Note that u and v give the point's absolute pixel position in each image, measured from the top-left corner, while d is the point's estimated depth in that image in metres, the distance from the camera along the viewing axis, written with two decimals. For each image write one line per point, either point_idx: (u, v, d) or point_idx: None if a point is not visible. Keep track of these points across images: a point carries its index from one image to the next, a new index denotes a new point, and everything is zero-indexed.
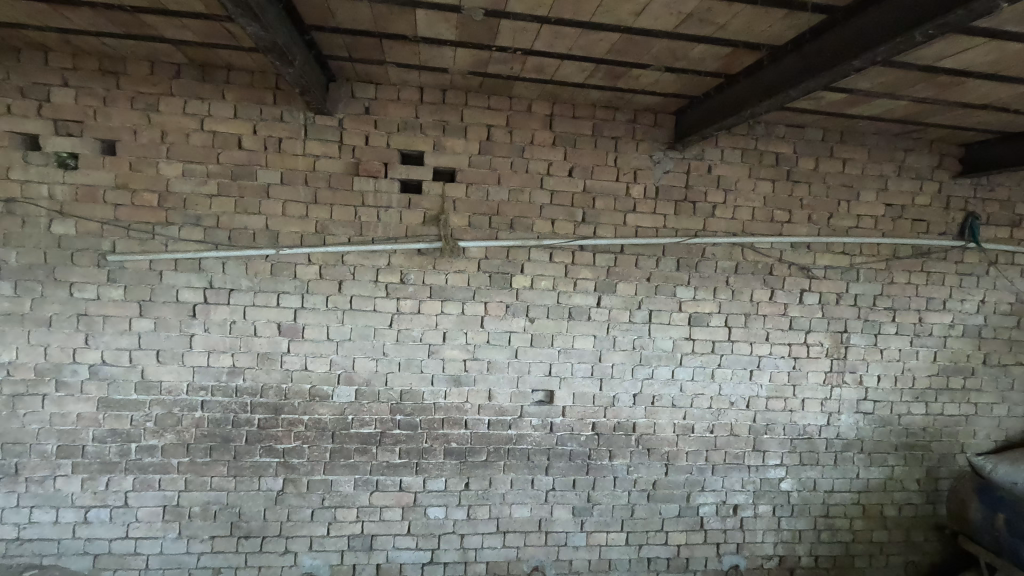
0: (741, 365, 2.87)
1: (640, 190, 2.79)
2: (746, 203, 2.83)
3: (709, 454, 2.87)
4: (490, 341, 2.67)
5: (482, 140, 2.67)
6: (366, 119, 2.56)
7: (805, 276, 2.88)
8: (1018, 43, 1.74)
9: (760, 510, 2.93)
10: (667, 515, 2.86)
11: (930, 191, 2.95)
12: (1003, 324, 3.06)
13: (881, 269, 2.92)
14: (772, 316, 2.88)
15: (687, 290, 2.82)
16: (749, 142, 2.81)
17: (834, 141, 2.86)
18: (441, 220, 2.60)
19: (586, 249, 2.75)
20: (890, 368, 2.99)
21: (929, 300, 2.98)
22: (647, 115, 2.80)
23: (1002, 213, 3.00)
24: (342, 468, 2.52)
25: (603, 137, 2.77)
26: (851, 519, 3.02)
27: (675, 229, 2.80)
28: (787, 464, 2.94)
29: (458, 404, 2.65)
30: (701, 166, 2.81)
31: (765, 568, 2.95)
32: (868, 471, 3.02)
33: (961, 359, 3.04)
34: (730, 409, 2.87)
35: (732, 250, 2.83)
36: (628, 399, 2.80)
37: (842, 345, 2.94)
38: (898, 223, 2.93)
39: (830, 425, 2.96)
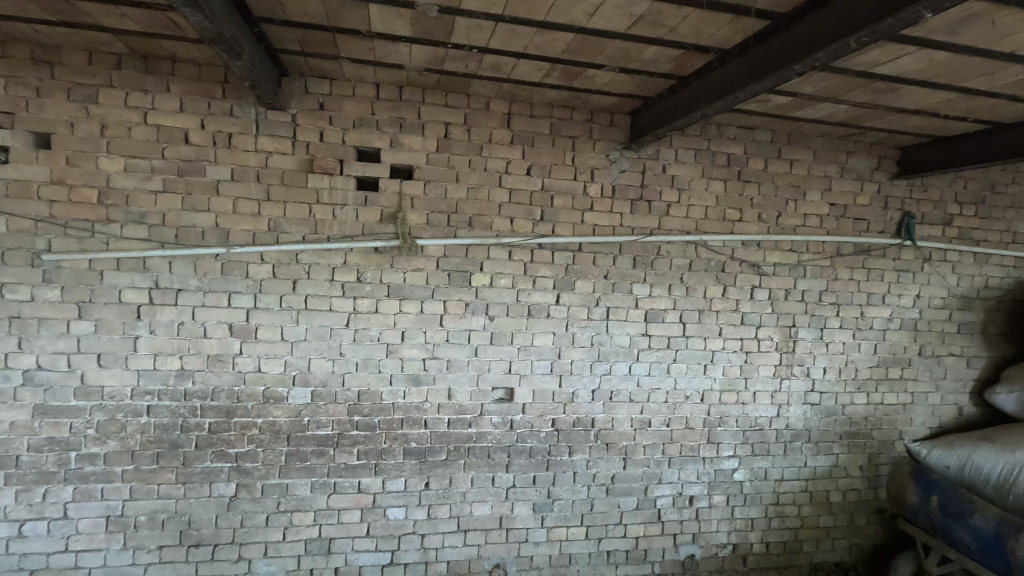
0: (695, 360, 2.92)
1: (598, 189, 2.76)
2: (699, 202, 2.87)
3: (666, 447, 2.92)
4: (450, 340, 2.64)
5: (439, 138, 2.60)
6: (321, 115, 2.49)
7: (755, 273, 2.94)
8: (943, 51, 1.81)
9: (714, 501, 3.00)
10: (625, 508, 2.90)
11: (870, 191, 3.07)
12: (937, 318, 3.19)
13: (826, 266, 3.02)
14: (724, 312, 2.93)
15: (643, 287, 2.83)
16: (702, 142, 2.86)
17: (782, 143, 2.95)
18: (398, 218, 2.55)
19: (545, 247, 2.71)
20: (834, 360, 3.08)
21: (870, 295, 3.09)
22: (604, 114, 2.76)
23: (935, 213, 3.15)
24: (298, 471, 2.53)
25: (561, 136, 2.72)
26: (800, 506, 3.11)
27: (632, 227, 2.80)
28: (739, 455, 3.01)
29: (417, 403, 2.63)
30: (655, 166, 2.82)
31: (719, 556, 3.03)
32: (815, 459, 3.10)
33: (899, 351, 3.16)
34: (685, 402, 2.92)
35: (686, 248, 2.86)
36: (587, 396, 2.81)
37: (791, 339, 3.02)
38: (841, 222, 3.04)
39: (779, 416, 3.04)
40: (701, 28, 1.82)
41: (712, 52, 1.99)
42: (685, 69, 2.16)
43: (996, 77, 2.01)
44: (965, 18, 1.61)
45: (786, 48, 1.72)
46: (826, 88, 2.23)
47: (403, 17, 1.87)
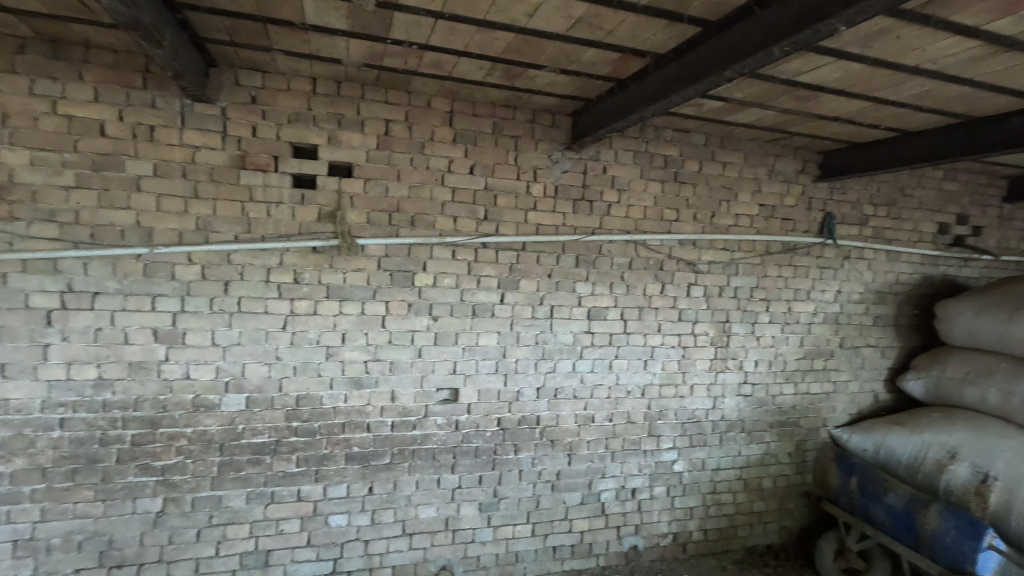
0: (636, 356, 3.00)
1: (541, 189, 2.79)
2: (638, 202, 2.95)
3: (609, 442, 2.98)
4: (392, 341, 2.60)
5: (380, 136, 2.54)
6: (253, 109, 2.38)
7: (691, 271, 3.06)
8: (857, 62, 1.94)
9: (656, 492, 3.10)
10: (570, 503, 2.94)
11: (796, 193, 3.25)
12: (855, 311, 3.42)
13: (757, 264, 3.18)
14: (663, 309, 3.03)
15: (586, 285, 2.88)
16: (640, 144, 2.94)
17: (715, 146, 3.07)
18: (337, 217, 2.47)
19: (489, 246, 2.71)
20: (765, 353, 3.24)
21: (796, 291, 3.27)
22: (546, 115, 2.79)
23: (852, 213, 3.37)
24: (232, 481, 2.42)
25: (503, 136, 2.72)
26: (735, 493, 3.25)
27: (574, 227, 2.84)
28: (678, 447, 3.12)
29: (360, 407, 2.57)
30: (596, 167, 2.87)
31: (660, 546, 3.13)
32: (748, 448, 3.26)
33: (823, 343, 3.36)
34: (627, 397, 3.00)
35: (626, 247, 2.93)
36: (532, 394, 2.83)
37: (724, 333, 3.15)
38: (770, 222, 3.20)
39: (715, 408, 3.17)
40: (637, 32, 1.86)
41: (649, 56, 2.05)
42: (623, 72, 2.21)
43: (903, 88, 2.17)
44: (876, 33, 1.73)
45: (717, 55, 1.79)
46: (754, 94, 2.34)
47: (338, 10, 1.82)
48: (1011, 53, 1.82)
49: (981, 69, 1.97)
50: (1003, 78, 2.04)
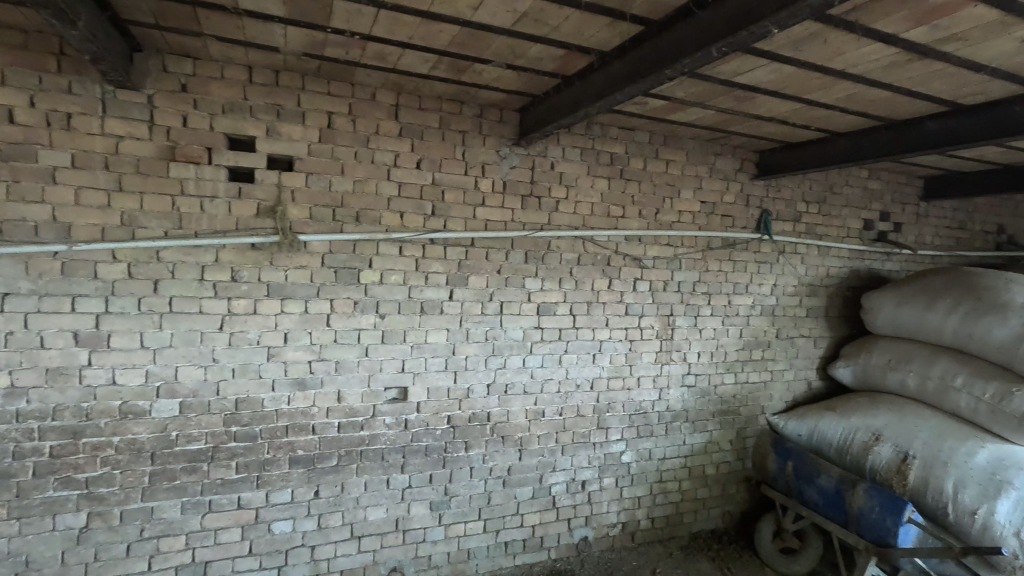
0: (585, 350, 3.04)
1: (489, 184, 2.78)
2: (586, 198, 2.98)
3: (559, 435, 3.01)
4: (337, 340, 2.52)
5: (322, 128, 2.46)
6: (183, 97, 2.25)
7: (637, 266, 3.13)
8: (789, 65, 2.03)
9: (605, 483, 3.16)
10: (521, 498, 2.96)
11: (734, 190, 3.38)
12: (790, 304, 3.59)
13: (699, 259, 3.29)
14: (610, 303, 3.08)
15: (535, 281, 2.89)
16: (587, 141, 2.97)
17: (659, 144, 3.15)
18: (276, 212, 2.38)
19: (437, 242, 2.68)
20: (707, 345, 3.36)
21: (736, 285, 3.41)
22: (494, 110, 2.77)
23: (786, 210, 3.53)
24: (165, 491, 2.29)
25: (451, 130, 2.69)
26: (680, 481, 3.36)
27: (522, 223, 2.85)
28: (626, 438, 3.19)
29: (304, 409, 2.48)
30: (544, 162, 2.89)
31: (610, 536, 3.20)
32: (692, 436, 3.37)
33: (761, 334, 3.52)
34: (576, 391, 3.04)
35: (574, 242, 2.96)
36: (482, 390, 2.82)
37: (669, 326, 3.24)
38: (711, 219, 3.31)
39: (661, 399, 3.26)
40: (582, 29, 1.88)
41: (593, 53, 2.07)
42: (568, 68, 2.22)
43: (831, 91, 2.29)
44: (806, 37, 1.81)
45: (659, 53, 1.83)
46: (695, 93, 2.41)
47: None
48: (926, 60, 1.95)
49: (900, 75, 2.10)
50: (919, 83, 2.18)
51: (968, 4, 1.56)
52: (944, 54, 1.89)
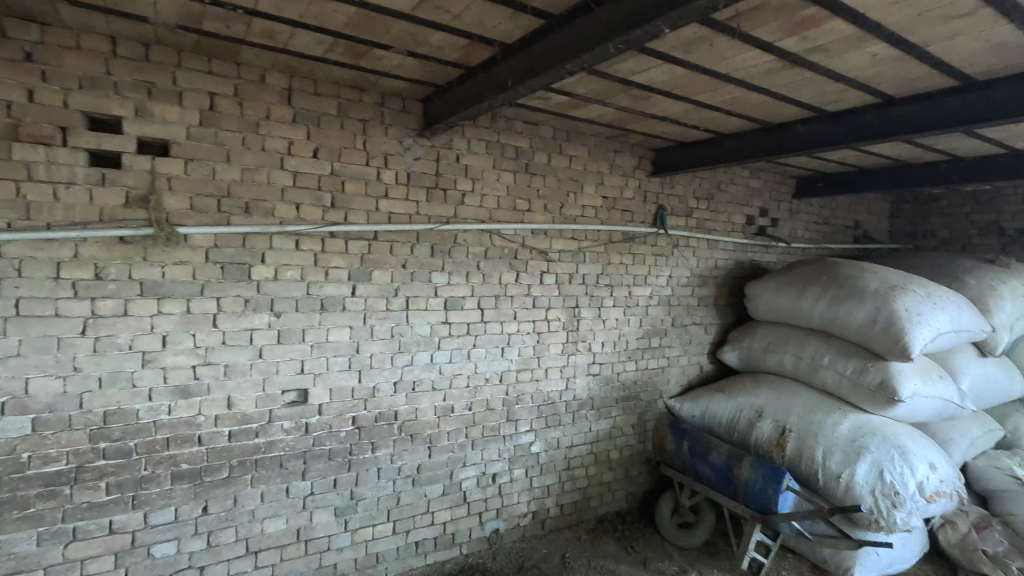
0: (494, 344, 3.04)
1: (392, 176, 2.68)
2: (492, 191, 2.97)
3: (469, 430, 3.00)
4: (226, 342, 2.32)
5: (203, 111, 2.24)
6: (29, 68, 1.96)
7: (543, 260, 3.17)
8: (680, 66, 2.14)
9: (515, 475, 3.19)
10: (431, 496, 2.91)
11: (633, 186, 3.53)
12: (684, 294, 3.83)
13: (601, 252, 3.40)
14: (518, 296, 3.11)
15: (442, 275, 2.84)
16: (492, 134, 2.96)
17: (562, 140, 3.21)
18: (150, 202, 2.14)
19: (337, 235, 2.54)
20: (610, 335, 3.49)
21: (636, 277, 3.57)
22: (396, 99, 2.68)
23: (680, 206, 3.75)
24: (17, 522, 1.99)
25: (350, 118, 2.57)
26: (587, 467, 3.47)
27: (428, 216, 2.78)
28: (535, 429, 3.24)
29: (188, 418, 2.26)
30: (449, 155, 2.84)
31: (521, 526, 3.24)
32: (598, 423, 3.49)
33: (658, 323, 3.72)
34: (486, 385, 3.04)
35: (481, 236, 2.94)
36: (389, 389, 2.73)
37: (574, 318, 3.33)
38: (612, 213, 3.44)
39: (568, 388, 3.34)
40: (484, 18, 1.85)
41: (496, 44, 2.05)
42: (471, 59, 2.19)
43: (718, 93, 2.45)
44: (695, 39, 1.91)
45: (560, 48, 1.84)
46: (594, 90, 2.47)
47: None
48: (798, 68, 2.13)
49: (776, 81, 2.29)
50: (792, 90, 2.39)
51: (830, 19, 1.73)
52: (812, 63, 2.08)
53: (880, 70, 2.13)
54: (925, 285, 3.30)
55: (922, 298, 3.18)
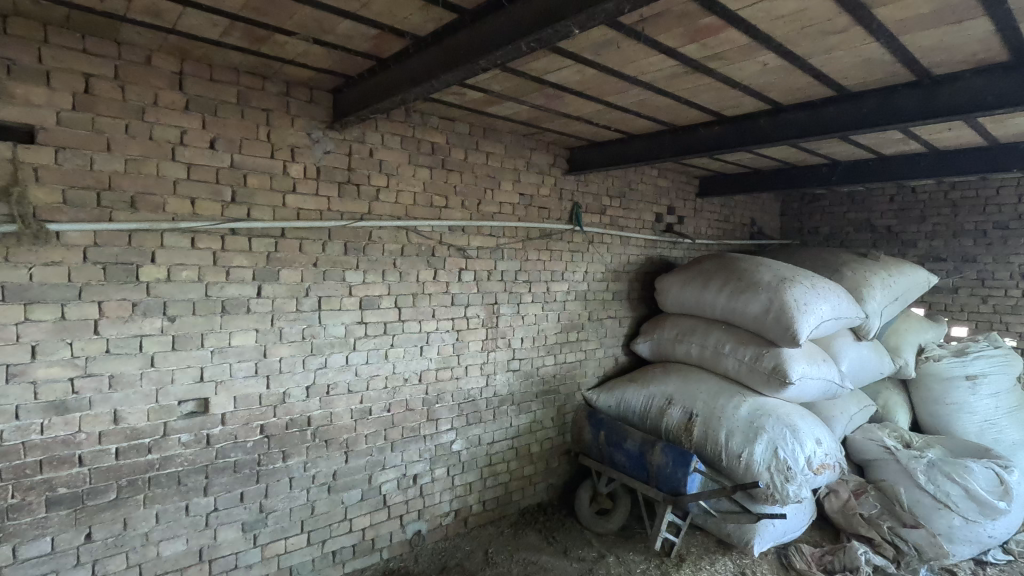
0: (412, 343, 2.99)
1: (300, 170, 2.55)
2: (408, 187, 2.91)
3: (387, 432, 2.92)
4: (111, 351, 2.11)
5: (76, 94, 2.01)
6: None
7: (461, 257, 3.15)
8: (591, 67, 2.19)
9: (436, 474, 3.15)
10: (349, 503, 2.81)
11: (549, 183, 3.59)
12: (599, 288, 3.95)
13: (519, 248, 3.43)
14: (436, 294, 3.06)
15: (356, 274, 2.74)
16: (407, 129, 2.89)
17: (478, 137, 3.20)
18: (11, 195, 1.89)
19: (239, 232, 2.38)
20: (529, 330, 3.54)
21: (553, 273, 3.64)
22: (302, 89, 2.55)
23: (594, 203, 3.87)
24: None
25: (251, 107, 2.40)
26: (508, 462, 3.50)
27: (340, 212, 2.67)
28: (456, 427, 3.22)
29: (66, 437, 2.03)
30: (362, 149, 2.74)
31: (443, 525, 3.21)
32: (518, 418, 3.53)
33: (575, 318, 3.81)
34: (405, 385, 2.97)
35: (397, 233, 2.87)
36: (301, 393, 2.59)
37: (494, 315, 3.34)
38: (529, 210, 3.48)
39: (488, 385, 3.35)
40: (393, 9, 1.80)
41: (408, 36, 2.00)
42: (382, 50, 2.12)
43: (627, 95, 2.54)
44: (604, 41, 1.96)
45: (473, 44, 1.83)
46: (509, 88, 2.48)
47: None
48: (698, 74, 2.25)
49: (680, 85, 2.41)
50: (694, 94, 2.52)
51: (725, 28, 1.84)
52: (711, 69, 2.21)
53: (771, 78, 2.30)
54: (810, 278, 3.62)
55: (808, 289, 3.48)
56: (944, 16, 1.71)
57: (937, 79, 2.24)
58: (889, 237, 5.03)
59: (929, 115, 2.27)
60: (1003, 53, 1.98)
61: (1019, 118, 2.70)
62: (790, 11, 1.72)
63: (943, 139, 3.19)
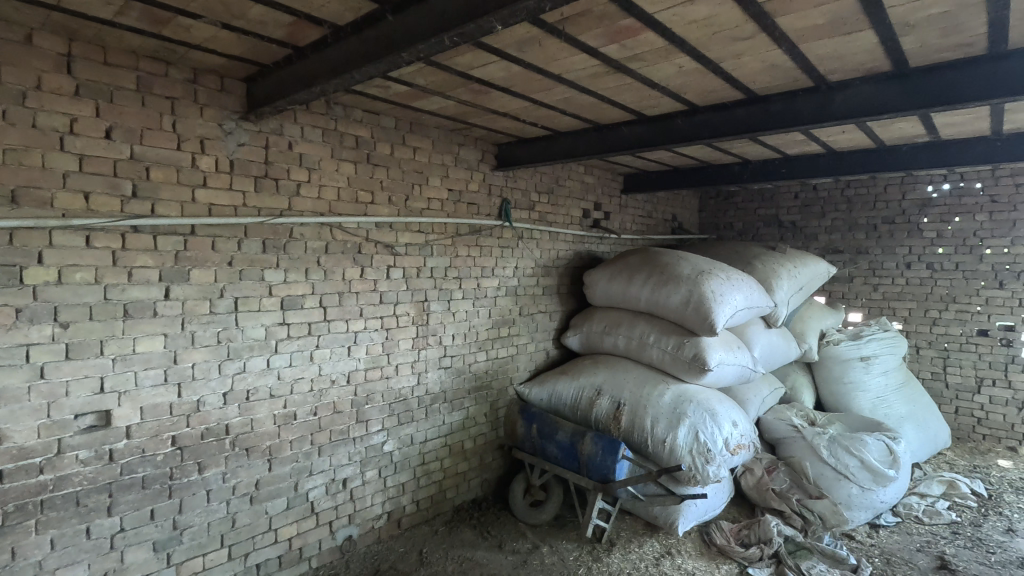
0: (339, 343, 2.89)
1: (211, 163, 2.39)
2: (331, 182, 2.81)
3: (314, 437, 2.82)
4: None
5: None
6: None
7: (389, 253, 3.07)
8: (516, 63, 2.20)
9: (367, 477, 3.08)
10: (274, 512, 2.69)
11: (478, 179, 3.58)
12: (529, 284, 4.00)
13: (449, 245, 3.40)
14: (363, 292, 2.98)
15: (277, 273, 2.61)
16: (328, 121, 2.79)
17: (405, 131, 3.14)
18: None
19: (143, 230, 2.20)
20: (460, 327, 3.52)
21: (484, 269, 3.64)
22: (211, 76, 2.39)
23: (523, 199, 3.90)
24: None
25: (153, 95, 2.23)
26: (441, 460, 3.47)
27: (257, 208, 2.53)
28: (387, 428, 3.15)
29: None
30: (279, 142, 2.61)
31: (375, 529, 3.14)
32: (450, 415, 3.51)
33: (506, 313, 3.84)
34: (332, 387, 2.87)
35: (320, 230, 2.76)
36: (217, 401, 2.45)
37: (424, 312, 3.30)
38: (458, 206, 3.46)
39: (419, 383, 3.31)
40: None
41: (326, 25, 1.93)
42: (299, 38, 2.03)
43: (552, 93, 2.57)
44: (528, 39, 1.98)
45: (394, 36, 1.78)
46: (435, 82, 2.45)
47: None
48: (619, 74, 2.32)
49: (602, 84, 2.47)
50: (616, 94, 2.60)
51: (643, 30, 1.90)
52: (631, 70, 2.28)
53: (686, 81, 2.41)
54: (726, 270, 3.83)
55: (724, 280, 3.69)
56: (836, 27, 1.86)
57: (832, 85, 2.44)
58: (794, 232, 5.42)
59: (827, 118, 2.47)
60: (886, 63, 2.18)
61: (901, 123, 2.98)
62: (701, 16, 1.80)
63: (839, 141, 3.47)
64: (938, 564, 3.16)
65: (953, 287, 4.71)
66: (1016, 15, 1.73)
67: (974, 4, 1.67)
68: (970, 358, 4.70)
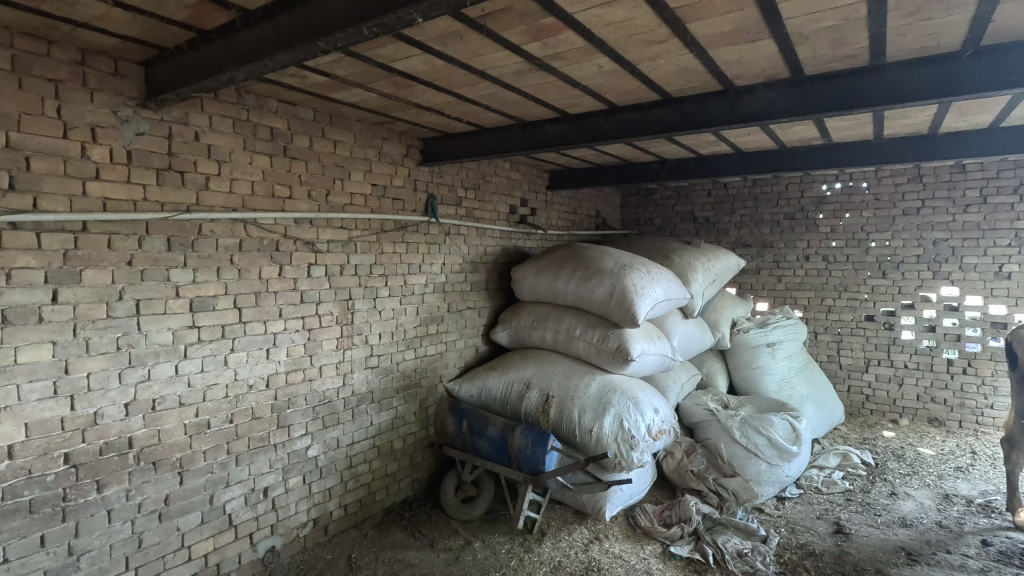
0: (256, 346, 2.74)
1: (105, 153, 2.19)
2: (243, 175, 2.65)
3: (231, 445, 2.66)
4: None
5: None
6: None
7: (309, 251, 2.95)
8: (439, 58, 2.18)
9: (291, 484, 2.95)
10: (186, 529, 2.51)
11: (402, 174, 3.52)
12: (457, 280, 3.98)
13: (373, 241, 3.31)
14: (282, 292, 2.84)
15: (184, 273, 2.43)
16: (239, 111, 2.63)
17: (324, 123, 3.03)
18: None
19: (23, 227, 1.98)
20: (387, 326, 3.45)
21: (410, 266, 3.58)
22: (103, 59, 2.18)
23: (449, 195, 3.87)
24: None
25: (33, 76, 2.00)
26: (370, 461, 3.40)
27: (160, 203, 2.35)
28: (311, 432, 3.03)
29: None
30: (184, 132, 2.43)
31: (300, 537, 3.02)
32: (378, 416, 3.43)
33: (434, 310, 3.80)
34: (249, 392, 2.72)
35: (233, 226, 2.60)
36: (117, 412, 2.25)
37: (348, 311, 3.20)
38: (383, 202, 3.38)
39: (345, 384, 3.21)
40: None
41: (234, 8, 1.81)
42: (203, 21, 1.89)
43: (476, 88, 2.57)
44: (450, 32, 1.95)
45: (309, 23, 1.70)
46: (355, 74, 2.38)
47: None
48: (542, 72, 2.36)
49: (525, 81, 2.49)
50: (539, 91, 2.63)
51: (563, 30, 1.94)
52: (553, 68, 2.32)
53: (606, 81, 2.48)
54: (646, 264, 3.99)
55: (645, 274, 3.85)
56: (740, 35, 1.98)
57: (738, 90, 2.60)
58: (708, 227, 5.76)
59: (734, 120, 2.63)
60: (785, 71, 2.35)
61: (797, 126, 3.24)
62: (619, 18, 1.86)
63: (745, 142, 3.71)
64: (835, 528, 3.47)
65: (845, 277, 5.19)
66: (890, 31, 1.92)
67: (857, 20, 1.84)
68: (859, 341, 5.19)
